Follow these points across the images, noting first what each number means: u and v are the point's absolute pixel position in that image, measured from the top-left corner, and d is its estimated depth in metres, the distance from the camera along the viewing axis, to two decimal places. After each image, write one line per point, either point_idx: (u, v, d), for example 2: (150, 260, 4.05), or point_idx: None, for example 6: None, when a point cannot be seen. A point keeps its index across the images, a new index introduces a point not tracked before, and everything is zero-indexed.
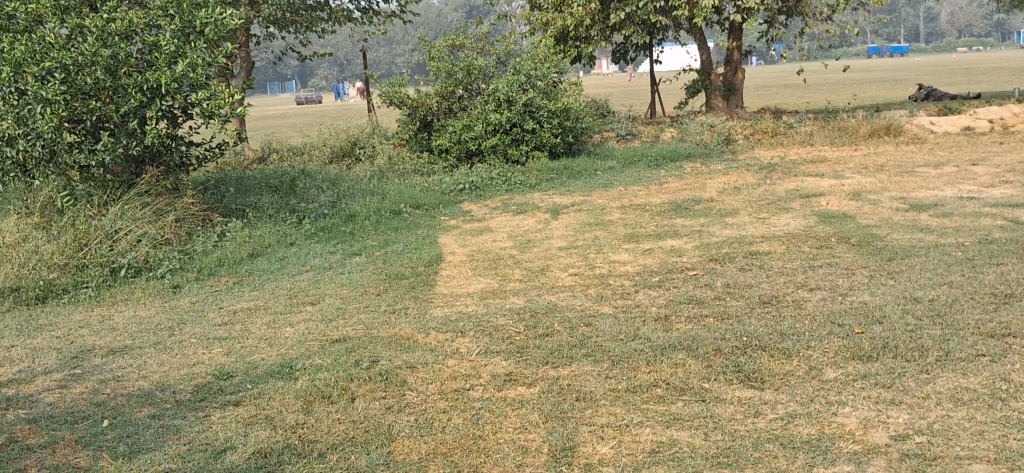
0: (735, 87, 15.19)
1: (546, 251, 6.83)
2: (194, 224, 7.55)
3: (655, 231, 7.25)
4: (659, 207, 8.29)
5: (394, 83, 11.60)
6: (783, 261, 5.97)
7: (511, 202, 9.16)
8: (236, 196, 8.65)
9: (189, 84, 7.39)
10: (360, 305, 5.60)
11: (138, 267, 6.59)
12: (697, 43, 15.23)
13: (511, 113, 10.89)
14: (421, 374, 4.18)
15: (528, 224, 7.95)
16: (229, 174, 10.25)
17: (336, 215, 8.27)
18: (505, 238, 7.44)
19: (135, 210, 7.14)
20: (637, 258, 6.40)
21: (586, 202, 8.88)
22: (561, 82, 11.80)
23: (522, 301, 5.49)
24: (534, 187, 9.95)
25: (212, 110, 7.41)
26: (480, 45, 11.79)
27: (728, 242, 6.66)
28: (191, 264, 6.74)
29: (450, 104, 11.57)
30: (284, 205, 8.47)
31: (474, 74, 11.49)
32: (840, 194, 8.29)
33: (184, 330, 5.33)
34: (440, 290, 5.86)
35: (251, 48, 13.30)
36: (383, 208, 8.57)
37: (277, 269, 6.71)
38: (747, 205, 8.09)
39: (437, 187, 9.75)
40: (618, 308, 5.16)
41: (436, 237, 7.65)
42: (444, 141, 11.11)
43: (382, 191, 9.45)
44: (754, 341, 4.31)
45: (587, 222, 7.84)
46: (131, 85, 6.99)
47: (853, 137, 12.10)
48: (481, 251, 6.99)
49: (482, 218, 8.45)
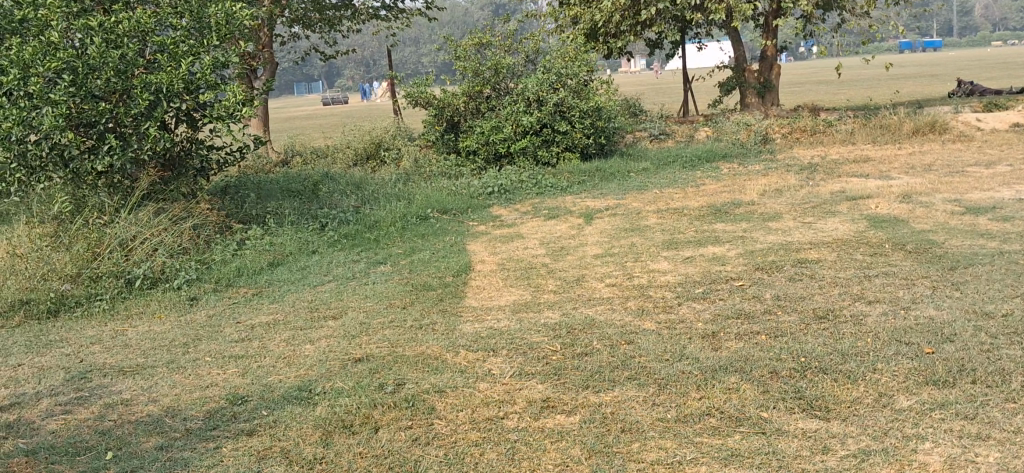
0: (771, 84, 14.74)
1: (579, 259, 6.48)
2: (213, 232, 7.26)
3: (695, 237, 6.88)
4: (697, 211, 7.91)
5: (419, 84, 11.29)
6: (835, 269, 5.59)
7: (542, 206, 8.82)
8: (257, 202, 8.36)
9: (203, 85, 7.13)
10: (384, 319, 5.27)
11: (153, 279, 6.30)
12: (730, 39, 14.81)
13: (541, 113, 10.55)
14: (450, 400, 3.84)
15: (560, 230, 7.60)
16: (250, 178, 9.96)
17: (361, 222, 7.96)
18: (537, 245, 7.09)
19: (150, 218, 6.87)
20: (677, 267, 6.03)
21: (620, 206, 8.51)
22: (591, 81, 11.44)
23: (556, 316, 5.14)
24: (566, 190, 9.60)
25: (226, 111, 7.15)
26: (507, 43, 11.44)
27: (774, 249, 6.28)
28: (209, 275, 6.45)
29: (477, 104, 11.24)
30: (306, 211, 8.17)
31: (502, 73, 11.18)
32: (889, 196, 7.88)
33: (199, 347, 5.03)
34: (469, 303, 5.52)
35: (274, 49, 13.05)
36: (409, 214, 8.25)
37: (299, 280, 6.40)
38: (791, 208, 7.69)
39: (465, 190, 9.42)
40: (661, 323, 4.79)
41: (465, 244, 7.32)
42: (471, 143, 10.80)
43: (408, 195, 9.12)
44: (813, 362, 3.94)
45: (622, 227, 7.48)
46: (142, 86, 6.75)
47: (896, 135, 11.66)
48: (511, 260, 6.65)
49: (512, 223, 8.11)
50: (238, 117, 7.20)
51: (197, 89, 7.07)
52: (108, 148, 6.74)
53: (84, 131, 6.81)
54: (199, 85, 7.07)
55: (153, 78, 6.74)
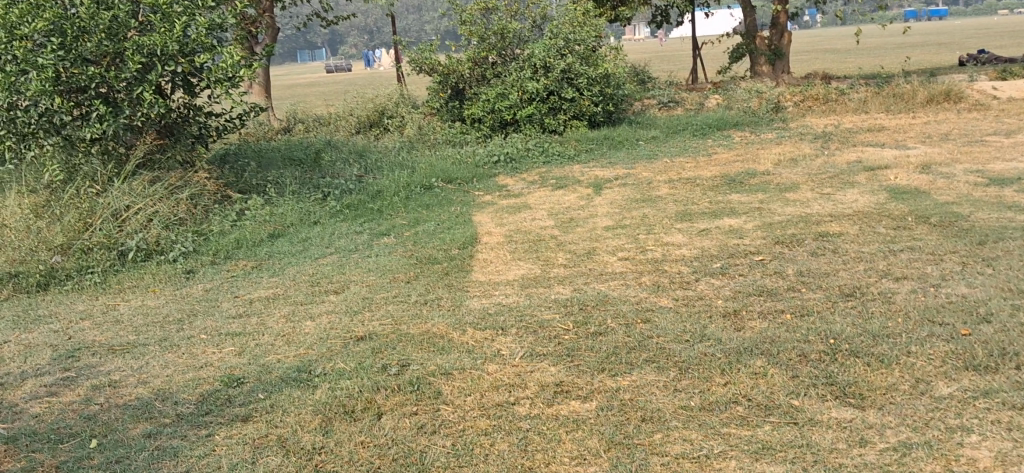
0: (782, 50, 14.40)
1: (590, 232, 6.24)
2: (210, 201, 7.01)
3: (710, 209, 6.63)
4: (711, 181, 7.66)
5: (423, 49, 11.00)
6: (858, 244, 5.34)
7: (550, 175, 8.57)
8: (257, 170, 8.11)
9: (198, 48, 6.87)
10: (387, 295, 5.05)
11: (148, 250, 6.07)
12: (742, 5, 14.47)
13: (548, 79, 10.27)
14: (458, 384, 3.62)
15: (569, 201, 7.36)
16: (250, 146, 9.72)
17: (363, 191, 7.71)
18: (545, 216, 6.85)
19: (145, 186, 6.63)
20: (693, 240, 5.80)
21: (630, 176, 8.25)
22: (599, 47, 11.14)
23: (567, 291, 4.91)
24: (573, 158, 9.35)
25: (222, 76, 6.89)
26: (514, 7, 11.11)
27: (793, 222, 6.03)
28: (206, 246, 6.21)
29: (483, 70, 10.96)
30: (307, 180, 7.92)
31: (507, 38, 10.87)
32: (908, 166, 7.61)
33: (194, 323, 4.81)
34: (476, 278, 5.29)
35: (275, 15, 12.75)
36: (413, 183, 8.00)
37: (299, 252, 6.17)
38: (807, 178, 7.44)
39: (470, 159, 9.17)
40: (679, 301, 4.56)
41: (470, 214, 7.08)
42: (476, 110, 10.56)
43: (412, 163, 8.87)
44: (843, 345, 3.71)
45: (632, 198, 7.23)
46: (134, 49, 6.50)
47: (911, 103, 11.37)
48: (519, 232, 6.41)
49: (519, 193, 7.86)
50: (235, 83, 6.96)
51: (191, 52, 6.82)
52: (100, 113, 6.50)
53: (75, 96, 6.57)
54: (194, 49, 6.82)
55: (145, 40, 6.49)
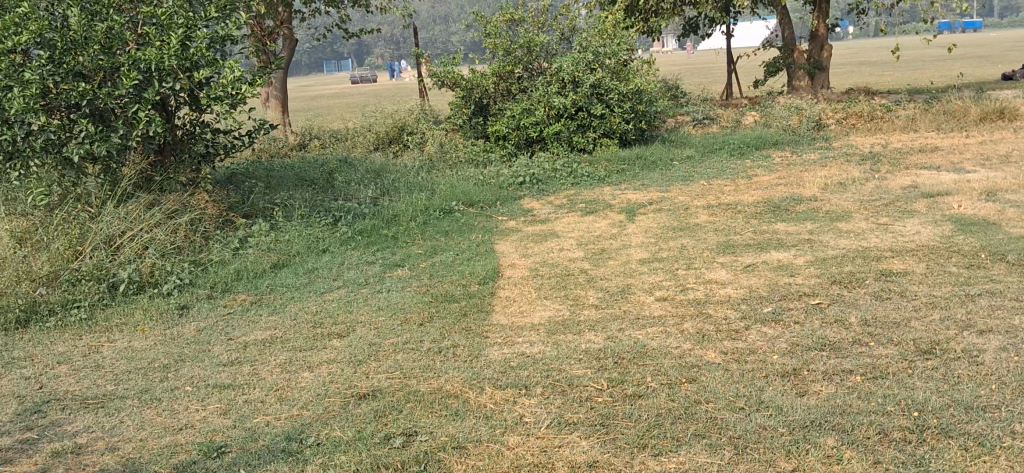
0: (822, 64, 13.79)
1: (623, 265, 5.68)
2: (212, 226, 6.50)
3: (755, 240, 6.05)
4: (754, 207, 7.08)
5: (445, 62, 10.48)
6: (927, 286, 4.75)
7: (579, 198, 8.02)
8: (264, 192, 7.59)
9: (201, 63, 6.40)
10: (397, 340, 4.50)
11: (141, 283, 5.52)
12: (779, 17, 13.86)
13: (577, 95, 9.72)
14: (474, 462, 3.07)
15: (600, 228, 6.80)
16: (261, 165, 9.20)
17: (378, 216, 7.18)
18: (574, 245, 6.29)
19: (141, 211, 6.13)
20: (738, 278, 5.21)
21: (665, 200, 7.68)
22: (631, 60, 10.57)
23: (600, 340, 4.33)
24: (604, 179, 8.80)
25: (225, 93, 6.41)
26: (542, 19, 10.58)
27: (849, 257, 5.44)
28: (204, 278, 5.68)
29: (508, 85, 10.42)
30: (319, 202, 7.41)
31: (535, 52, 10.34)
32: (969, 192, 7.01)
33: (180, 372, 4.26)
34: (497, 320, 4.73)
35: (293, 26, 12.29)
36: (431, 207, 7.48)
37: (304, 285, 5.65)
38: (860, 205, 6.85)
39: (494, 179, 8.63)
40: (728, 354, 3.97)
41: (492, 243, 6.53)
42: (501, 127, 9.98)
43: (432, 184, 8.34)
44: (930, 420, 3.13)
45: (669, 226, 6.66)
46: (129, 63, 6.05)
47: (962, 122, 10.75)
48: (546, 264, 5.85)
49: (546, 218, 7.31)
50: (239, 100, 6.48)
51: (192, 67, 6.36)
52: (92, 132, 6.04)
53: (67, 114, 6.12)
54: (195, 64, 6.36)
55: (142, 55, 6.04)
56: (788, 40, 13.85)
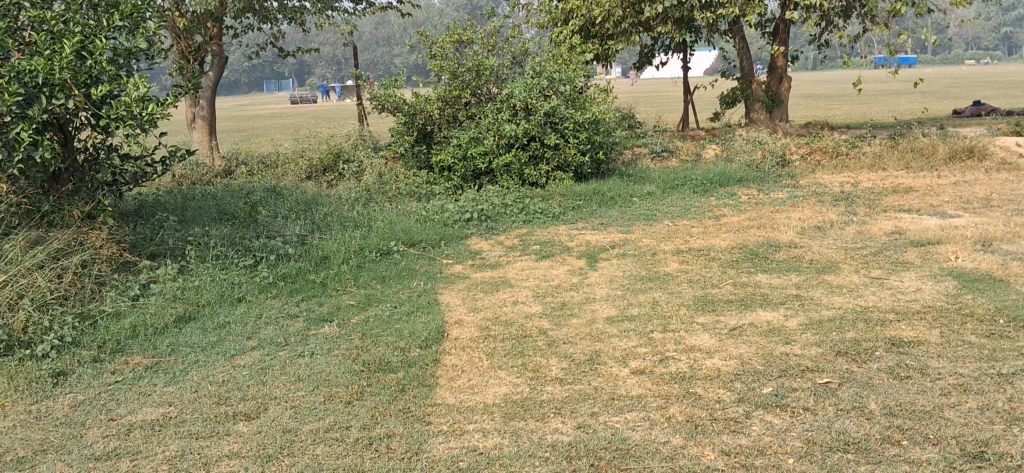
0: (780, 97, 13.25)
1: (589, 325, 4.89)
2: (109, 269, 5.56)
3: (736, 296, 5.31)
4: (729, 253, 6.37)
5: (386, 84, 9.64)
6: (949, 362, 4.04)
7: (532, 239, 7.24)
8: (176, 228, 6.67)
9: (101, 77, 5.51)
10: (319, 425, 3.64)
11: (10, 342, 4.56)
12: (737, 47, 13.28)
13: (530, 124, 8.96)
14: None
15: (557, 276, 6.02)
16: (177, 196, 8.25)
17: (305, 257, 6.32)
18: (531, 297, 5.50)
19: (21, 252, 5.19)
20: (725, 344, 4.46)
21: (628, 243, 6.96)
22: (586, 87, 9.87)
23: (569, 429, 3.51)
24: (558, 217, 8.03)
25: (125, 113, 5.51)
26: (491, 41, 9.85)
27: (849, 320, 4.72)
28: (91, 335, 4.75)
29: (454, 111, 9.62)
30: (238, 240, 6.50)
31: (484, 76, 9.57)
32: (962, 241, 6.38)
33: (39, 470, 3.35)
34: (441, 399, 3.89)
35: (222, 43, 11.37)
36: (366, 247, 6.63)
37: (211, 345, 4.76)
38: (846, 254, 6.18)
39: (438, 215, 7.81)
40: (730, 456, 3.19)
41: (435, 292, 5.70)
42: (446, 156, 9.16)
43: (368, 220, 7.49)
44: None
45: (636, 275, 5.91)
46: (12, 76, 5.15)
47: (931, 160, 10.22)
48: (498, 322, 5.03)
49: (496, 262, 6.51)
50: (144, 122, 5.59)
51: (90, 82, 5.47)
52: None
53: None
54: (93, 78, 5.48)
55: (25, 64, 5.14)
56: (745, 71, 13.27)
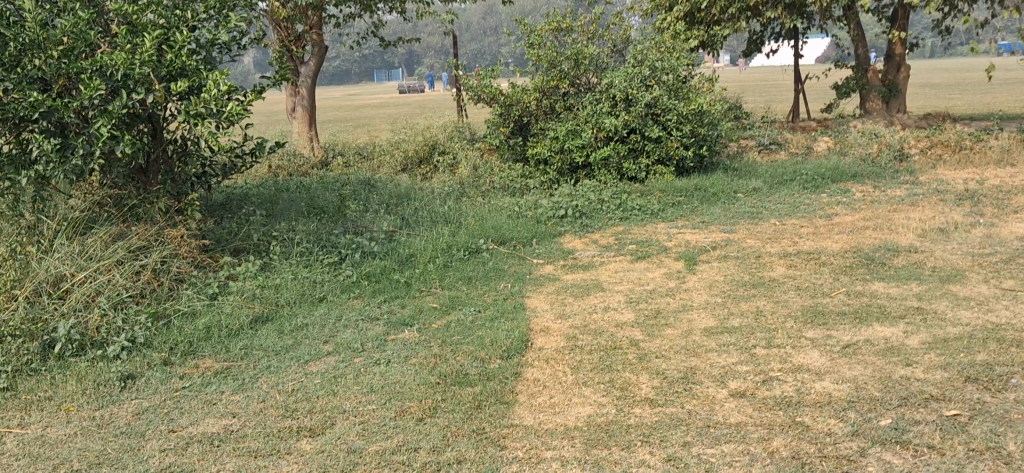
0: (899, 87, 12.49)
1: (686, 337, 4.51)
2: (190, 266, 5.41)
3: (851, 308, 4.85)
4: (843, 258, 5.89)
5: (483, 75, 9.38)
6: None
7: (628, 237, 6.87)
8: (262, 222, 6.52)
9: (183, 72, 5.34)
10: (386, 445, 3.38)
11: (82, 342, 4.44)
12: (853, 33, 12.56)
13: (629, 116, 8.57)
14: None
15: (653, 279, 5.64)
16: (270, 188, 8.15)
17: (390, 255, 6.09)
18: (624, 302, 5.15)
19: (101, 246, 5.08)
20: (837, 364, 4.03)
21: (731, 243, 6.53)
22: (691, 77, 9.41)
23: (658, 462, 3.16)
24: (657, 214, 7.63)
25: (206, 108, 5.34)
26: (591, 29, 9.49)
27: (979, 339, 4.23)
28: (164, 336, 4.60)
29: (552, 102, 9.28)
30: (324, 235, 6.31)
31: (583, 65, 9.21)
32: None
33: None
34: (520, 419, 3.58)
35: (322, 32, 11.26)
36: (454, 245, 6.37)
37: (285, 349, 4.55)
38: (973, 261, 5.63)
39: (531, 211, 7.50)
40: None
41: (522, 296, 5.39)
42: (542, 149, 8.83)
43: (459, 216, 7.23)
44: None
45: (738, 280, 5.49)
46: (93, 70, 5.02)
47: None
48: (587, 331, 4.69)
49: (590, 262, 6.17)
50: (224, 118, 5.41)
51: (171, 76, 5.32)
52: (47, 152, 5.02)
53: (20, 129, 5.11)
54: (175, 72, 5.33)
55: (105, 59, 5.00)
56: (861, 59, 12.54)
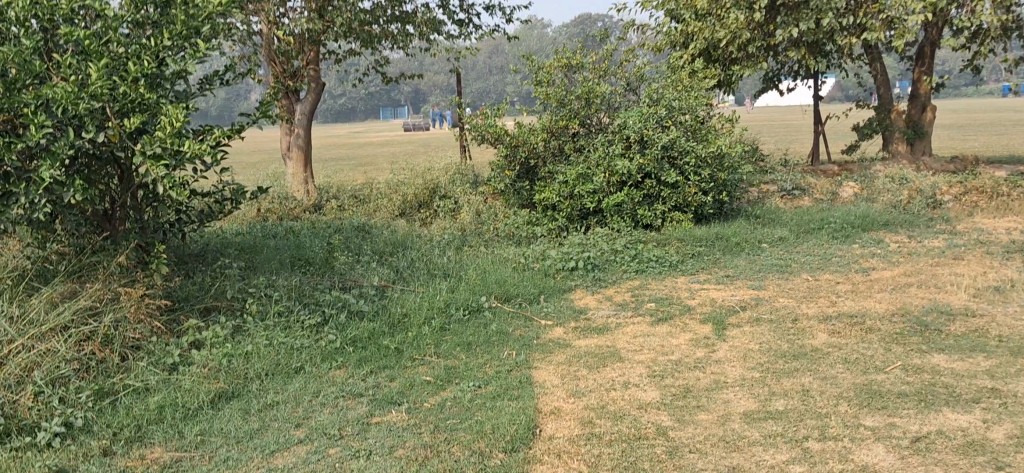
0: (923, 129, 11.80)
1: (723, 425, 3.82)
2: (151, 329, 4.74)
3: (912, 388, 4.15)
4: (892, 322, 5.21)
5: (488, 113, 8.74)
6: None
7: (646, 294, 6.19)
8: (239, 276, 5.86)
9: (141, 108, 4.74)
10: None
11: (8, 427, 3.78)
12: (875, 72, 11.91)
13: (644, 159, 7.92)
14: None
15: (677, 348, 4.95)
16: (255, 235, 7.50)
17: (381, 316, 5.42)
18: (647, 377, 4.47)
19: (46, 309, 4.43)
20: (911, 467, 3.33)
21: (763, 302, 5.85)
22: (710, 117, 8.79)
23: None
24: (676, 266, 6.96)
25: (165, 149, 4.69)
26: (603, 66, 8.91)
27: None
28: (107, 420, 3.94)
29: (561, 143, 8.65)
30: (307, 292, 5.63)
31: (595, 104, 8.60)
32: None
33: None
34: None
35: (318, 69, 10.66)
36: (452, 304, 5.69)
37: (248, 435, 3.86)
38: None
39: (538, 264, 6.83)
40: None
41: (529, 367, 4.70)
42: (550, 194, 8.18)
43: (459, 269, 6.55)
44: None
45: (778, 350, 4.80)
46: (38, 105, 4.45)
47: None
48: (606, 414, 3.99)
49: (605, 324, 5.49)
50: (187, 159, 4.76)
51: (128, 111, 4.73)
52: None
53: None
54: (132, 107, 4.74)
55: (49, 91, 4.41)
56: (883, 99, 11.88)
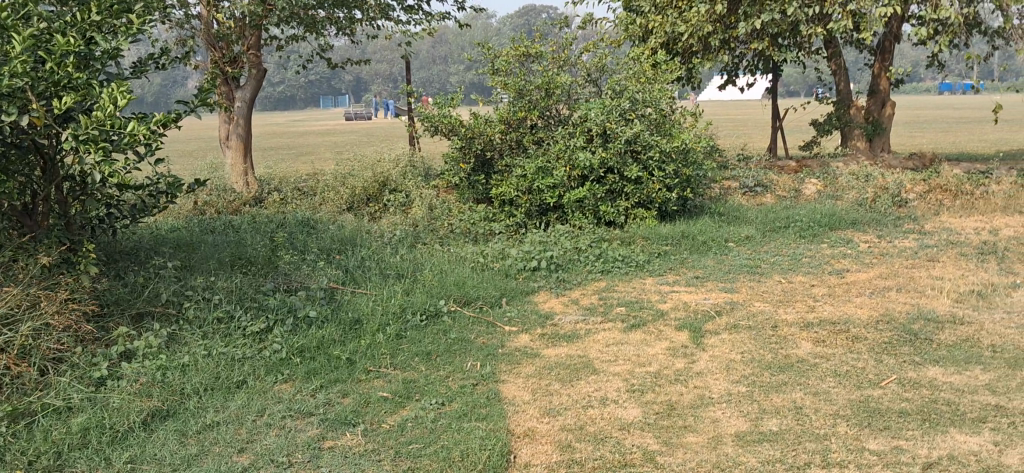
0: (882, 124, 11.63)
1: (714, 448, 3.47)
2: (76, 338, 4.24)
3: (913, 405, 3.84)
4: (879, 330, 4.92)
5: (440, 103, 8.27)
6: None
7: (614, 297, 5.84)
8: (176, 276, 5.37)
9: (67, 89, 4.21)
10: None
11: None
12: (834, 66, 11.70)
13: (606, 153, 7.57)
14: None
15: (654, 358, 4.60)
16: (193, 231, 6.99)
17: (332, 322, 4.97)
18: (626, 391, 4.11)
19: None
20: None
21: (738, 306, 5.54)
22: (673, 110, 8.47)
23: None
24: (642, 266, 6.62)
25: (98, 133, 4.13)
26: (562, 56, 8.54)
27: None
28: (23, 446, 3.46)
29: (519, 136, 8.26)
30: (250, 295, 5.17)
31: (554, 95, 8.22)
32: None
33: None
34: None
35: (261, 53, 10.10)
36: (409, 308, 5.27)
37: (184, 462, 3.41)
38: None
39: (498, 263, 6.45)
40: None
41: (496, 380, 4.31)
42: (508, 189, 7.78)
43: (414, 270, 6.13)
44: None
45: (762, 360, 4.48)
46: None
47: None
48: (585, 436, 3.62)
49: (574, 331, 5.12)
50: (122, 146, 4.23)
51: (53, 94, 4.20)
52: None
53: None
54: (57, 89, 4.20)
55: None
56: (843, 93, 11.67)
